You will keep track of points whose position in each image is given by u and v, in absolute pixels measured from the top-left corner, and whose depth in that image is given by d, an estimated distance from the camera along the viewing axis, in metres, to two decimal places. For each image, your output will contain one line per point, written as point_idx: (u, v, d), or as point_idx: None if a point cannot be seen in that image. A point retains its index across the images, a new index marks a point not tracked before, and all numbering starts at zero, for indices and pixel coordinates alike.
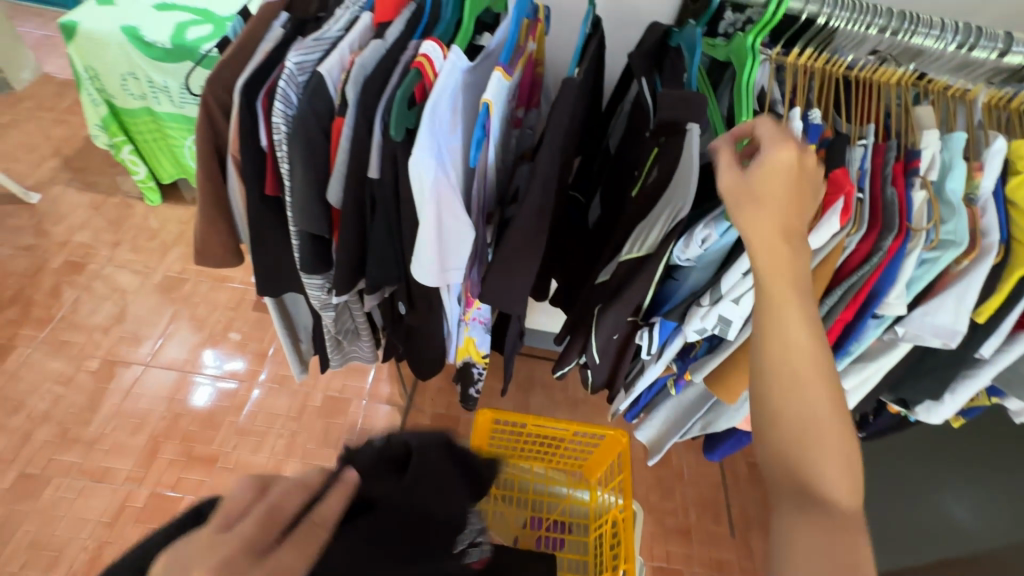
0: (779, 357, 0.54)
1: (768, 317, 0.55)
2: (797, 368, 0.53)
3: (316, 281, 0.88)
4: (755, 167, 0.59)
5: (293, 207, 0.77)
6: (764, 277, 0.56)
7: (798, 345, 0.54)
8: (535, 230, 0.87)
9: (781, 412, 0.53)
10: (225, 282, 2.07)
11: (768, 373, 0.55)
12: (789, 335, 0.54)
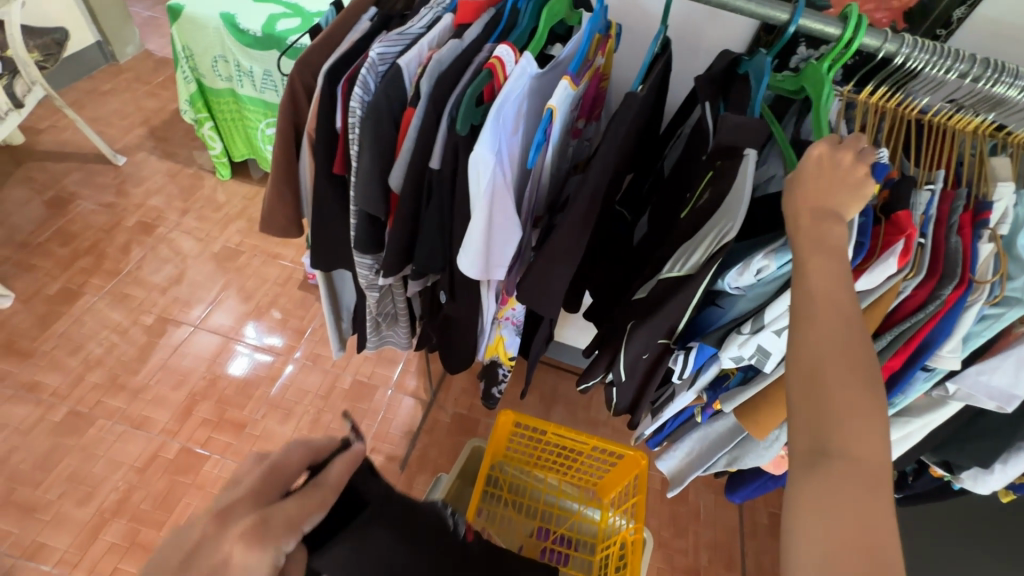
0: (810, 347, 0.52)
1: (802, 311, 0.54)
2: (822, 359, 0.51)
3: (366, 261, 0.92)
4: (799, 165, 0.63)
5: (356, 187, 0.82)
6: (808, 287, 0.55)
7: (830, 337, 0.51)
8: (580, 239, 0.88)
9: (801, 403, 0.51)
10: (276, 259, 2.18)
11: (793, 365, 0.53)
12: (819, 326, 0.52)
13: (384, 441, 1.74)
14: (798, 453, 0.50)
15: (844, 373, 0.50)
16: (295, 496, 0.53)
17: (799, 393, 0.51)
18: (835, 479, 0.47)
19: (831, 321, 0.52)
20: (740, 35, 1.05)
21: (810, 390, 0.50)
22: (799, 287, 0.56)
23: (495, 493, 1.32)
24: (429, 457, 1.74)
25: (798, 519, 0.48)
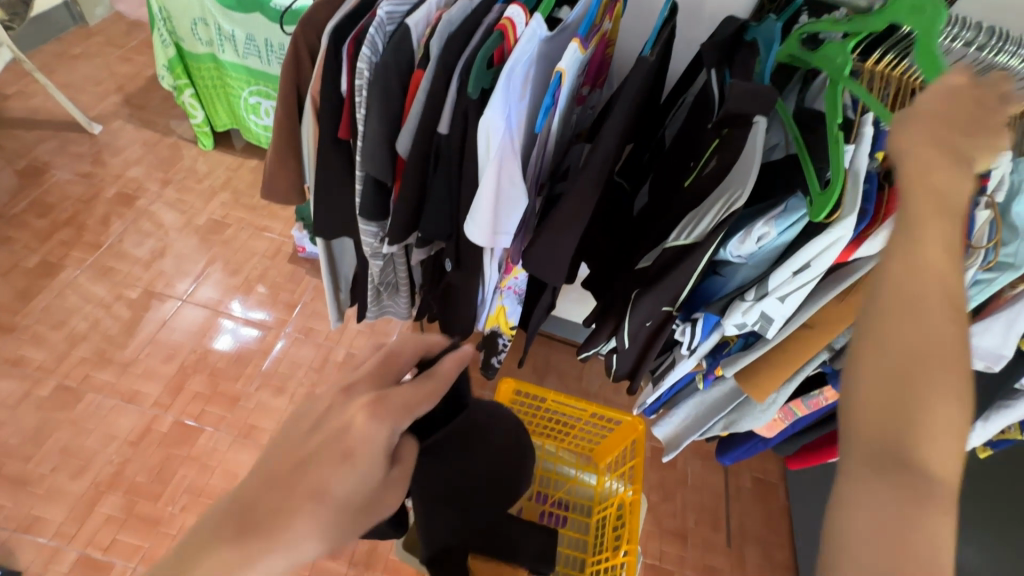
0: (903, 336, 0.41)
1: (902, 291, 0.42)
2: (914, 352, 0.41)
3: (371, 229, 0.92)
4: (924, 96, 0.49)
5: (363, 153, 0.81)
6: (916, 260, 0.43)
7: (928, 327, 0.41)
8: (585, 208, 0.89)
9: (878, 400, 0.41)
10: (264, 231, 2.14)
11: (877, 354, 0.42)
12: (921, 312, 0.41)
13: None
14: (858, 451, 0.41)
15: (938, 370, 0.40)
16: (411, 383, 0.55)
17: (878, 386, 0.41)
18: (903, 489, 0.38)
19: (935, 309, 0.41)
20: (743, 2, 1.04)
21: (882, 384, 0.41)
22: (896, 259, 0.44)
23: None
24: None
25: (846, 525, 0.39)
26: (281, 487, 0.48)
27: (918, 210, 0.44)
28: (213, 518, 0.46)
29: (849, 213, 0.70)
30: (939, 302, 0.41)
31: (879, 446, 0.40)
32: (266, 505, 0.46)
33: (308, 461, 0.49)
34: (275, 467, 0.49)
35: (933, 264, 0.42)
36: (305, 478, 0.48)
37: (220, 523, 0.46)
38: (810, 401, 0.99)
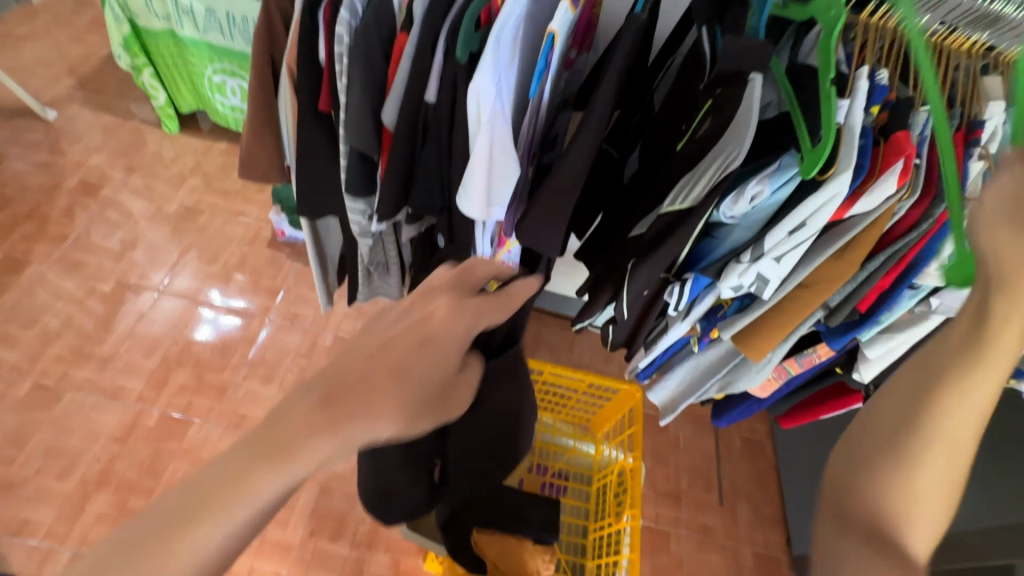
0: (928, 470, 0.43)
1: (944, 429, 0.43)
2: (926, 484, 0.43)
3: (359, 206, 0.89)
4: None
5: (346, 124, 0.78)
6: (969, 405, 0.42)
7: (947, 468, 0.43)
8: (580, 176, 0.87)
9: (882, 509, 0.44)
10: (239, 216, 2.06)
11: (897, 472, 0.44)
12: (948, 454, 0.43)
13: None
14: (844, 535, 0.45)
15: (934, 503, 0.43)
16: (487, 298, 0.62)
17: (886, 498, 0.44)
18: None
19: (958, 451, 0.43)
20: None
21: (901, 486, 0.44)
22: (957, 397, 0.42)
23: None
24: None
25: None
26: (369, 365, 0.48)
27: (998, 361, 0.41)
28: (304, 398, 0.45)
29: (845, 169, 0.70)
30: (978, 420, 0.42)
31: (866, 522, 0.44)
32: (358, 380, 0.47)
33: (395, 346, 0.50)
34: (357, 352, 0.49)
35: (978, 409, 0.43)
36: (400, 363, 0.49)
37: (312, 396, 0.45)
38: (803, 359, 1.02)
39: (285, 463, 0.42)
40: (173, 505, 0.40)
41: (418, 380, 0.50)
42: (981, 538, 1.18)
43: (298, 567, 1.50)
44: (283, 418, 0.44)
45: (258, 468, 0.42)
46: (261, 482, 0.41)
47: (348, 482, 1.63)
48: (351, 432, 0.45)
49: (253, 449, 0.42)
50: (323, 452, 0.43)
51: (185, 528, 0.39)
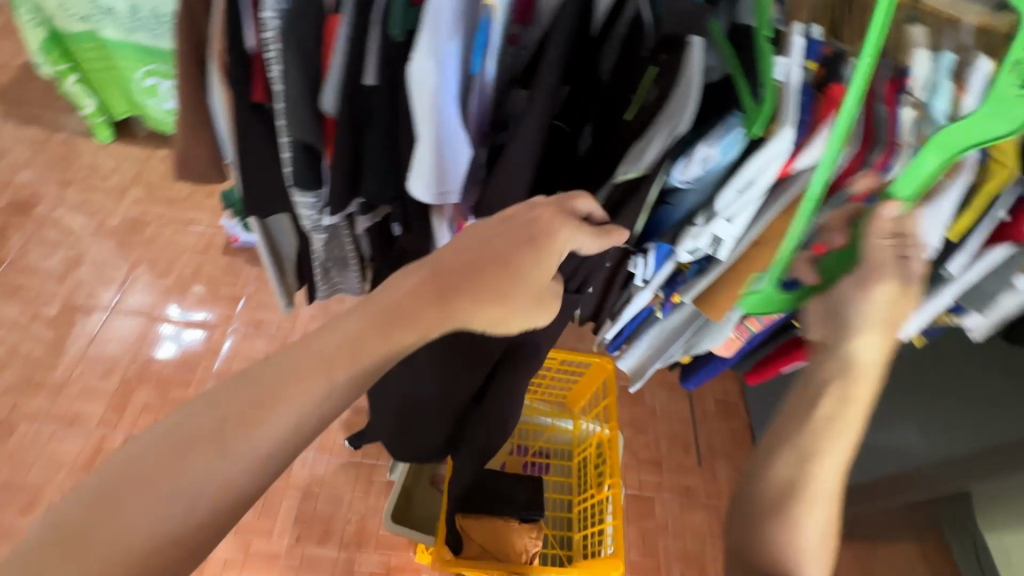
0: (813, 491, 0.59)
1: (818, 459, 0.60)
2: (814, 504, 0.59)
3: (309, 199, 0.87)
4: (873, 299, 0.66)
5: (286, 114, 0.74)
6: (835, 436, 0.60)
7: (825, 488, 0.60)
8: (532, 153, 0.85)
9: (784, 528, 0.59)
10: (189, 225, 1.97)
11: (796, 499, 0.59)
12: (826, 479, 0.60)
13: None
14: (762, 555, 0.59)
15: (823, 515, 0.59)
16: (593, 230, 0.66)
17: (788, 520, 0.59)
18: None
19: (832, 473, 0.60)
20: None
21: (787, 535, 0.59)
22: (820, 430, 0.61)
23: None
24: None
25: None
26: (484, 260, 0.56)
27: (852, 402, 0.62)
28: (425, 275, 0.53)
29: (785, 125, 0.72)
30: (845, 463, 0.61)
31: (773, 543, 0.59)
32: (473, 268, 0.55)
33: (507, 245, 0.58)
34: (469, 249, 0.56)
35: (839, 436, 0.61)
36: (510, 262, 0.57)
37: (438, 273, 0.53)
38: (764, 314, 1.04)
39: (411, 325, 0.51)
40: (272, 374, 0.46)
41: (517, 279, 0.59)
42: None
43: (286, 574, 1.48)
44: (410, 292, 0.52)
45: (392, 329, 0.50)
46: (391, 340, 0.50)
47: (330, 484, 1.61)
48: (462, 309, 0.54)
49: (379, 317, 0.50)
50: (440, 321, 0.52)
51: (288, 395, 0.46)
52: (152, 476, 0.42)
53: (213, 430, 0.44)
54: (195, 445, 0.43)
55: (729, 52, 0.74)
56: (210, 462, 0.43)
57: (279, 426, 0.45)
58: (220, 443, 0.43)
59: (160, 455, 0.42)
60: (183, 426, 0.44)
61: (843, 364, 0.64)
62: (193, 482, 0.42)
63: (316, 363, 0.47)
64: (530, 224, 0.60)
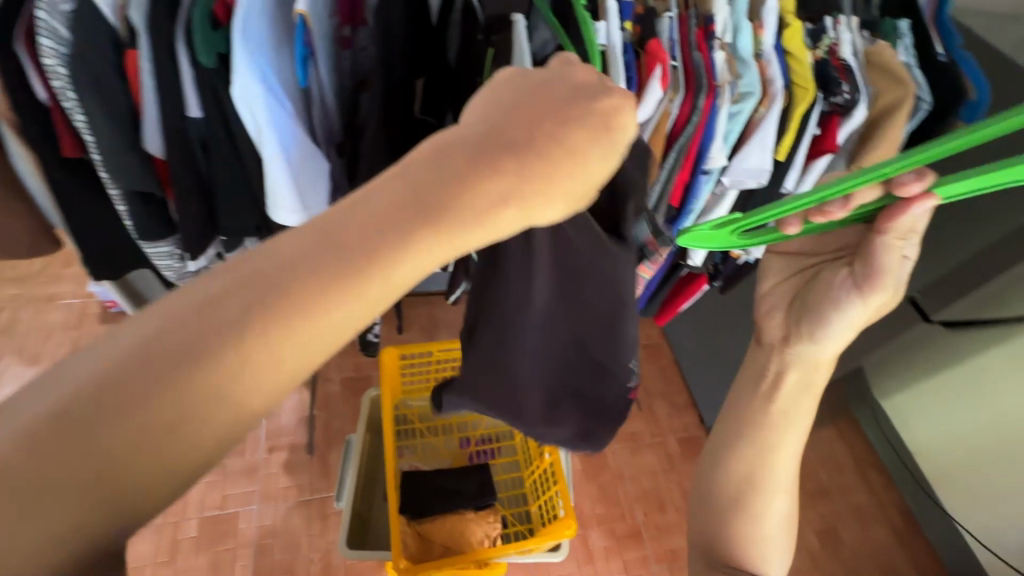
0: (771, 463, 0.67)
1: (769, 438, 0.67)
2: (770, 473, 0.67)
3: (162, 249, 0.93)
4: (862, 304, 0.62)
5: (106, 168, 0.78)
6: (777, 411, 0.67)
7: (780, 456, 0.67)
8: (382, 155, 0.87)
9: (749, 501, 0.67)
10: (54, 300, 1.76)
11: (755, 476, 0.67)
12: (781, 449, 0.67)
13: (280, 437, 1.67)
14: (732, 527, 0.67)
15: (784, 476, 0.67)
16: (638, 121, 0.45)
17: (749, 496, 0.67)
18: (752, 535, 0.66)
19: (784, 443, 0.67)
20: None
21: (747, 527, 0.67)
22: (766, 412, 0.67)
23: (408, 428, 1.36)
24: (334, 428, 1.71)
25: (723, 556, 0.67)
26: (545, 139, 0.39)
27: (790, 384, 0.67)
28: (453, 151, 0.37)
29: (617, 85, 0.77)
30: (798, 432, 0.67)
31: (739, 517, 0.67)
32: (518, 149, 0.38)
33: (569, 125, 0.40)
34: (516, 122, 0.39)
35: (785, 411, 0.67)
36: (562, 143, 0.39)
37: (478, 149, 0.37)
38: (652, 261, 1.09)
39: (460, 213, 0.36)
40: (201, 303, 0.32)
41: (562, 165, 0.39)
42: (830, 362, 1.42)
43: None
44: (443, 169, 0.36)
45: (417, 212, 0.35)
46: (415, 245, 0.35)
47: (283, 531, 1.54)
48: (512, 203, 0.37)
49: (408, 204, 0.35)
50: (494, 215, 0.37)
51: (246, 338, 0.32)
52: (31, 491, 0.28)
53: (106, 416, 0.29)
54: (75, 440, 0.29)
55: (554, 23, 0.80)
56: (130, 451, 0.30)
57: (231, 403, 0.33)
58: (129, 430, 0.30)
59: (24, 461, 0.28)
60: (42, 411, 0.29)
61: (800, 360, 0.67)
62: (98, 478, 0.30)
63: (314, 279, 0.33)
64: (581, 100, 0.41)
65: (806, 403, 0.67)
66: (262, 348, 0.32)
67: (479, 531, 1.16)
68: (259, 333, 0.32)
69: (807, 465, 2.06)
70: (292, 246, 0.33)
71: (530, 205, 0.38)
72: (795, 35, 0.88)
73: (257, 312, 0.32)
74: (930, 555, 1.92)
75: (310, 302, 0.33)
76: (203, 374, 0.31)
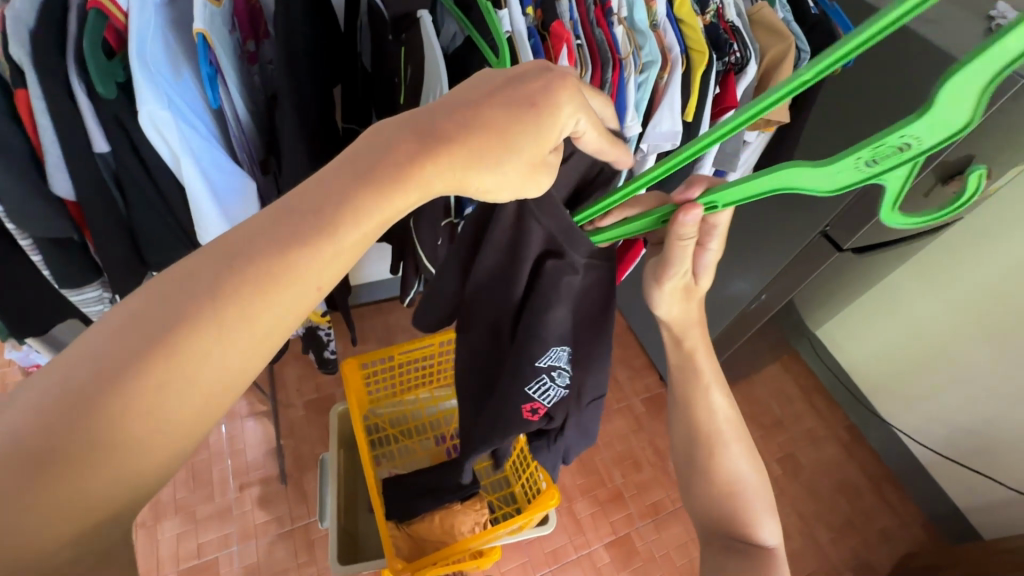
0: (702, 419, 0.80)
1: (688, 400, 0.80)
2: (705, 427, 0.80)
3: (90, 295, 0.91)
4: (664, 288, 0.73)
5: (12, 218, 0.74)
6: (681, 378, 0.81)
7: (705, 410, 0.80)
8: (308, 166, 0.87)
9: (698, 455, 0.80)
10: None
11: (696, 436, 0.80)
12: (704, 405, 0.80)
13: (249, 472, 1.62)
14: (698, 482, 0.81)
15: (717, 424, 0.80)
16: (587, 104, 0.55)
17: (697, 451, 0.80)
18: (714, 482, 0.79)
19: (701, 398, 0.80)
20: None
21: (709, 477, 0.79)
22: (675, 385, 0.82)
23: (381, 435, 1.36)
24: (305, 453, 1.68)
25: (701, 505, 0.81)
26: (464, 112, 0.49)
27: (686, 356, 0.80)
28: (396, 129, 0.48)
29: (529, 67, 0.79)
30: (712, 385, 0.80)
31: (701, 472, 0.80)
32: (454, 123, 0.48)
33: (493, 97, 0.50)
34: (439, 106, 0.49)
35: (688, 375, 0.80)
36: (480, 113, 0.49)
37: (412, 126, 0.48)
38: None
39: (394, 181, 0.46)
40: (179, 278, 0.41)
41: (496, 134, 0.49)
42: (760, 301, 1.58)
43: None
44: (382, 145, 0.47)
45: (363, 183, 0.45)
46: (363, 207, 0.45)
47: (268, 566, 1.50)
48: (432, 165, 0.47)
49: (355, 172, 0.45)
50: (417, 175, 0.47)
51: (219, 308, 0.40)
52: (53, 456, 0.36)
53: (106, 383, 0.37)
54: (92, 407, 0.37)
55: (460, 16, 0.83)
56: (129, 413, 0.38)
57: (214, 366, 0.41)
58: (127, 395, 0.38)
59: (45, 424, 0.36)
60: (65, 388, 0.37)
61: (667, 328, 0.79)
62: (108, 439, 0.38)
63: (278, 242, 0.42)
64: (508, 90, 0.50)
65: (705, 374, 0.79)
66: (228, 306, 0.41)
67: (468, 520, 1.19)
68: (229, 293, 0.41)
69: (761, 402, 2.22)
70: (261, 221, 0.43)
71: (453, 171, 0.48)
72: (684, 3, 0.94)
73: (226, 275, 0.41)
74: (876, 460, 2.14)
75: (275, 258, 0.42)
76: (179, 336, 0.39)
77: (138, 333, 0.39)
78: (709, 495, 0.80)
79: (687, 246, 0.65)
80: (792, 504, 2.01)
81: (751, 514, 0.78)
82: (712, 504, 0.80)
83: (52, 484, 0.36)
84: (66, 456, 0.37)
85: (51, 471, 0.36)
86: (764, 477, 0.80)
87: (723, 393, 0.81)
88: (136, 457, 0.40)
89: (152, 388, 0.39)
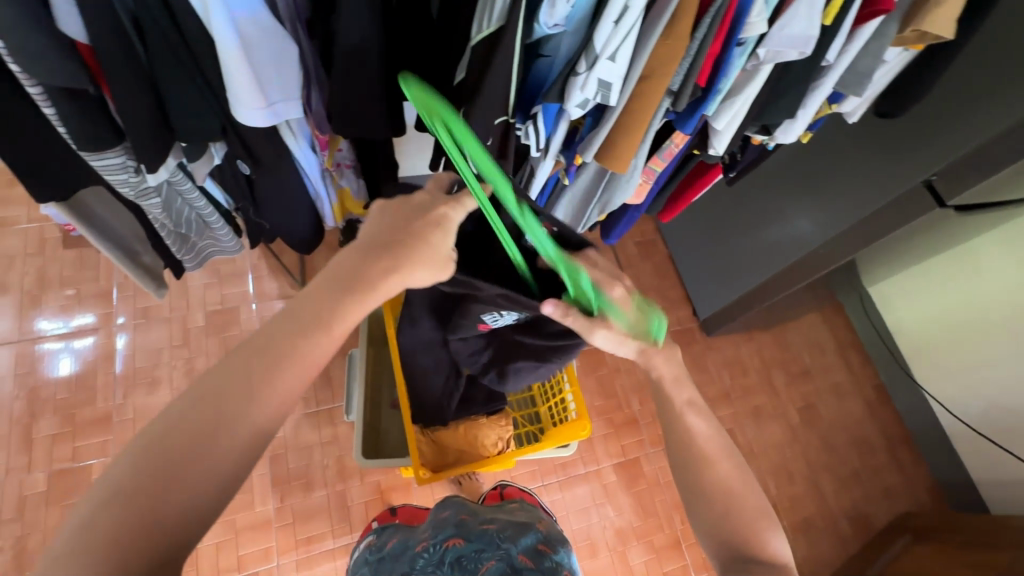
0: (684, 437, 0.74)
1: (672, 419, 0.76)
2: (694, 448, 0.74)
3: (112, 161, 0.82)
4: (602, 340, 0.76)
5: (16, 60, 0.64)
6: (667, 403, 0.76)
7: (689, 430, 0.75)
8: (360, 31, 0.74)
9: (688, 476, 0.74)
10: (7, 225, 1.61)
11: (689, 455, 0.74)
12: (687, 424, 0.75)
13: None
14: (695, 508, 0.73)
15: (708, 441, 0.74)
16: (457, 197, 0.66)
17: (687, 475, 0.74)
18: (709, 505, 0.72)
19: (686, 416, 0.75)
20: None
21: (704, 498, 0.72)
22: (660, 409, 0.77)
23: None
24: None
25: (700, 531, 0.73)
26: (397, 235, 0.62)
27: (670, 378, 0.76)
28: (354, 254, 0.60)
29: None
30: (687, 406, 0.76)
31: (694, 493, 0.73)
32: (398, 244, 0.61)
33: (413, 221, 0.63)
34: (381, 233, 0.62)
35: (671, 397, 0.76)
36: (405, 236, 0.62)
37: (370, 248, 0.60)
38: (664, 153, 1.00)
39: (364, 289, 0.58)
40: (228, 368, 0.52)
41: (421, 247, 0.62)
42: (828, 248, 1.44)
43: (285, 533, 1.49)
44: (350, 266, 0.59)
45: (345, 294, 0.57)
46: (349, 305, 0.57)
47: (294, 442, 1.57)
48: (395, 275, 0.60)
49: (337, 286, 0.57)
50: (384, 286, 0.59)
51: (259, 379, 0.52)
52: (144, 492, 0.46)
53: (186, 428, 0.49)
54: (178, 443, 0.48)
55: None
56: (199, 450, 0.49)
57: (258, 418, 0.52)
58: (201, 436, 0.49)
59: (146, 457, 0.48)
60: (161, 433, 0.49)
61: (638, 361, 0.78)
62: (185, 482, 0.48)
63: (291, 335, 0.54)
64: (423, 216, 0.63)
65: (674, 400, 0.76)
66: (264, 387, 0.52)
67: (492, 435, 1.19)
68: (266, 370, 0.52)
69: (793, 349, 2.14)
70: (278, 325, 0.55)
71: (401, 275, 0.60)
72: None
73: (252, 359, 0.53)
74: (898, 422, 2.09)
75: (287, 356, 0.53)
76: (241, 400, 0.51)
77: (205, 400, 0.50)
78: (703, 517, 0.73)
79: (580, 321, 0.75)
80: (805, 452, 2.00)
81: (755, 533, 0.70)
82: (713, 528, 0.71)
83: (137, 524, 0.45)
84: (155, 480, 0.47)
85: (138, 511, 0.46)
86: (758, 493, 0.73)
87: (701, 416, 0.76)
88: (200, 501, 0.48)
89: (215, 432, 0.50)
